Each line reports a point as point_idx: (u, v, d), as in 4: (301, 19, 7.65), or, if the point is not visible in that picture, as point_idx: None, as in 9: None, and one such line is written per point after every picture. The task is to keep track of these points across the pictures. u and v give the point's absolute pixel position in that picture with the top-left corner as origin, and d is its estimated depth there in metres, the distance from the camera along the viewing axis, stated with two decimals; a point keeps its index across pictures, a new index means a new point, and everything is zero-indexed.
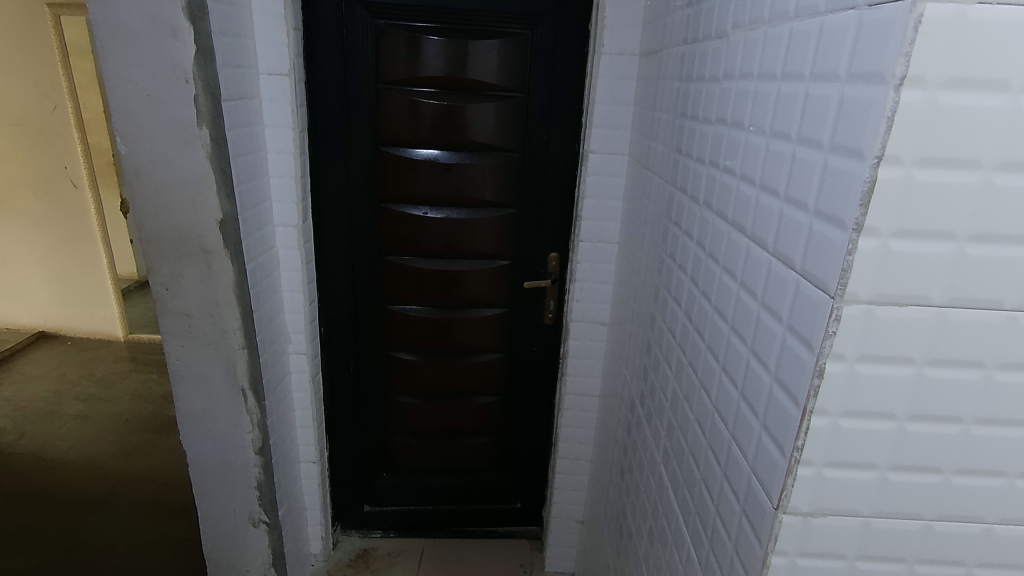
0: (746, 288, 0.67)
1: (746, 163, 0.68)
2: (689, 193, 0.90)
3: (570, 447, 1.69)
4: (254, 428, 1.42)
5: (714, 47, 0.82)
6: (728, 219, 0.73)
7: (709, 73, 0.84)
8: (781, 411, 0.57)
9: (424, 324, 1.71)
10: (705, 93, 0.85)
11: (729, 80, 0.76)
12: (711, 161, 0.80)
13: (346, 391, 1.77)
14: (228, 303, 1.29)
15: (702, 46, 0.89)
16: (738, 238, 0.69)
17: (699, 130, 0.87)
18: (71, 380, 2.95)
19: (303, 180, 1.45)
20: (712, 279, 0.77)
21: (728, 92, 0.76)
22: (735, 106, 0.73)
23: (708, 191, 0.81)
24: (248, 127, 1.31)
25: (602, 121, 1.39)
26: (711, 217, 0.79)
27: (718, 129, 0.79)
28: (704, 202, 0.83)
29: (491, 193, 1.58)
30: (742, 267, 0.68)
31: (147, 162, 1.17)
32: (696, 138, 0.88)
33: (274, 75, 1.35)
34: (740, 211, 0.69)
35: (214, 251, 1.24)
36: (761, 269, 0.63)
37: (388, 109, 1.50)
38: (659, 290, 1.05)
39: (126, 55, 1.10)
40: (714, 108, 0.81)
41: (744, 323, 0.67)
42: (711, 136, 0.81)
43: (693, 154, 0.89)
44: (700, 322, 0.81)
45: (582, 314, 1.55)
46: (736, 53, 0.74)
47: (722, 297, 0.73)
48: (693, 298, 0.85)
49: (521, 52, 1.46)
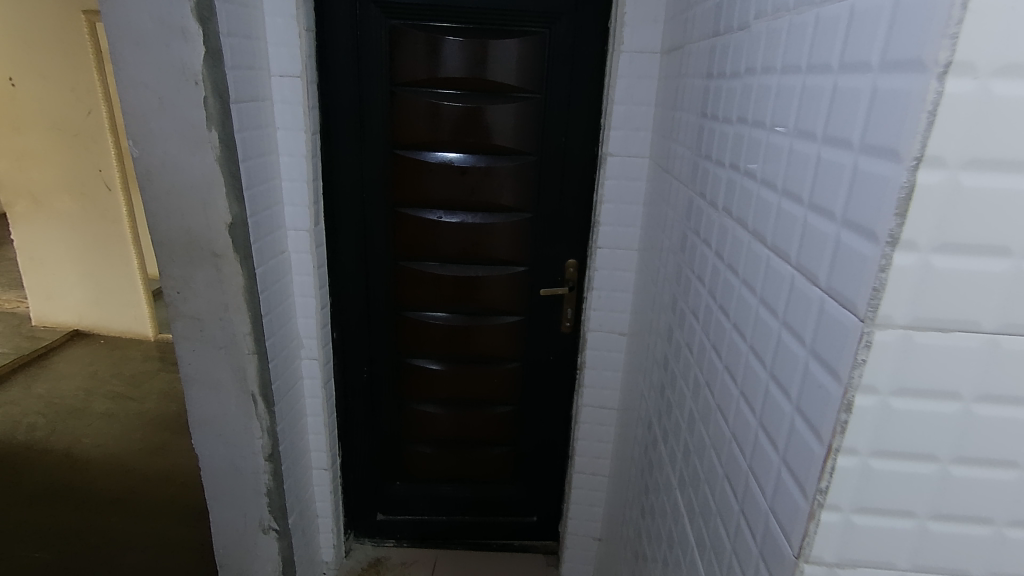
0: (767, 305, 0.60)
1: (768, 164, 0.62)
2: (709, 198, 0.84)
3: (586, 460, 1.62)
4: (264, 433, 1.41)
5: (737, 40, 0.76)
6: (748, 226, 0.67)
7: (730, 69, 0.78)
8: (803, 446, 0.51)
9: (440, 331, 1.67)
10: (727, 89, 0.79)
11: (749, 77, 0.71)
12: (732, 164, 0.74)
13: (360, 397, 1.74)
14: (237, 307, 1.29)
15: (724, 40, 0.82)
16: (759, 248, 0.63)
17: (720, 130, 0.81)
18: (101, 378, 3.01)
19: (315, 183, 1.43)
20: (731, 292, 0.71)
21: (749, 90, 0.70)
22: (757, 104, 0.67)
23: (728, 197, 0.75)
24: (259, 130, 1.30)
25: (621, 122, 1.33)
26: (730, 225, 0.73)
27: (737, 129, 0.74)
28: (723, 208, 0.77)
29: (507, 198, 1.53)
30: (762, 280, 0.62)
31: (159, 165, 1.18)
32: (717, 139, 0.82)
33: (286, 77, 1.33)
34: (760, 218, 0.63)
35: (224, 255, 1.24)
36: (783, 285, 0.57)
37: (404, 111, 1.47)
38: (678, 301, 0.99)
39: (138, 59, 1.10)
40: (736, 107, 0.75)
41: (764, 343, 0.60)
42: (732, 138, 0.75)
43: (714, 158, 0.83)
44: (718, 339, 0.74)
45: (600, 323, 1.48)
46: (758, 46, 0.68)
47: (741, 315, 0.67)
48: (711, 312, 0.78)
49: (538, 52, 1.42)
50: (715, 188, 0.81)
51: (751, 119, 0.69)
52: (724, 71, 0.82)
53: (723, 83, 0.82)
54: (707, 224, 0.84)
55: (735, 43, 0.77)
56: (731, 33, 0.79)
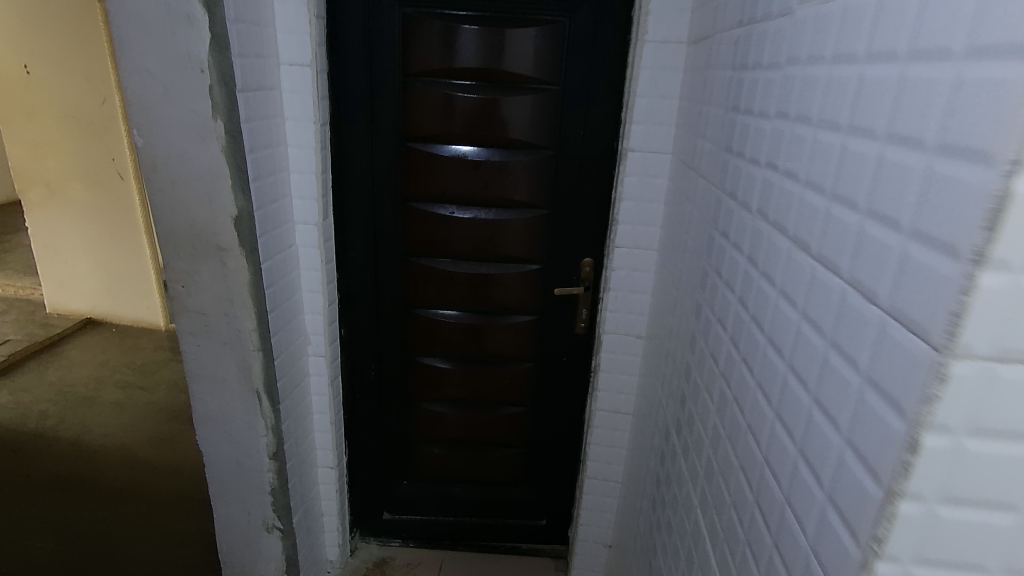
0: (813, 322, 0.57)
1: (816, 165, 0.60)
2: (740, 198, 0.81)
3: (599, 466, 1.57)
4: (268, 432, 1.38)
5: (776, 27, 0.73)
6: (788, 233, 0.65)
7: (768, 60, 0.75)
8: (855, 484, 0.48)
9: (451, 329, 1.62)
10: (764, 81, 0.76)
11: (791, 69, 0.67)
12: (770, 162, 0.71)
13: (367, 395, 1.70)
14: (243, 303, 1.25)
15: (760, 27, 0.79)
16: (803, 259, 0.61)
17: (756, 126, 0.78)
18: (112, 367, 3.01)
19: (324, 176, 1.39)
20: (766, 304, 0.69)
21: (793, 83, 0.67)
22: (801, 97, 0.64)
23: (763, 201, 0.72)
24: (267, 120, 1.25)
25: (644, 116, 1.26)
26: (767, 231, 0.71)
27: (776, 125, 0.71)
28: (757, 211, 0.74)
29: (522, 194, 1.48)
30: (805, 294, 0.60)
31: (164, 155, 1.14)
32: (751, 135, 0.79)
33: (295, 65, 1.29)
34: (805, 226, 0.61)
35: (229, 249, 1.20)
36: (833, 300, 0.54)
37: (417, 102, 1.42)
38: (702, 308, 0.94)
39: (143, 45, 1.06)
40: (774, 100, 0.72)
41: (808, 367, 0.58)
42: (770, 133, 0.72)
43: (747, 155, 0.80)
44: (749, 354, 0.73)
45: (616, 325, 1.43)
46: (803, 34, 0.65)
47: (782, 328, 0.64)
48: (741, 324, 0.76)
49: (557, 41, 1.35)
50: (748, 190, 0.78)
51: (795, 115, 0.66)
52: (761, 62, 0.77)
53: (759, 75, 0.78)
54: (738, 228, 0.81)
55: (775, 31, 0.73)
56: (771, 20, 0.75)
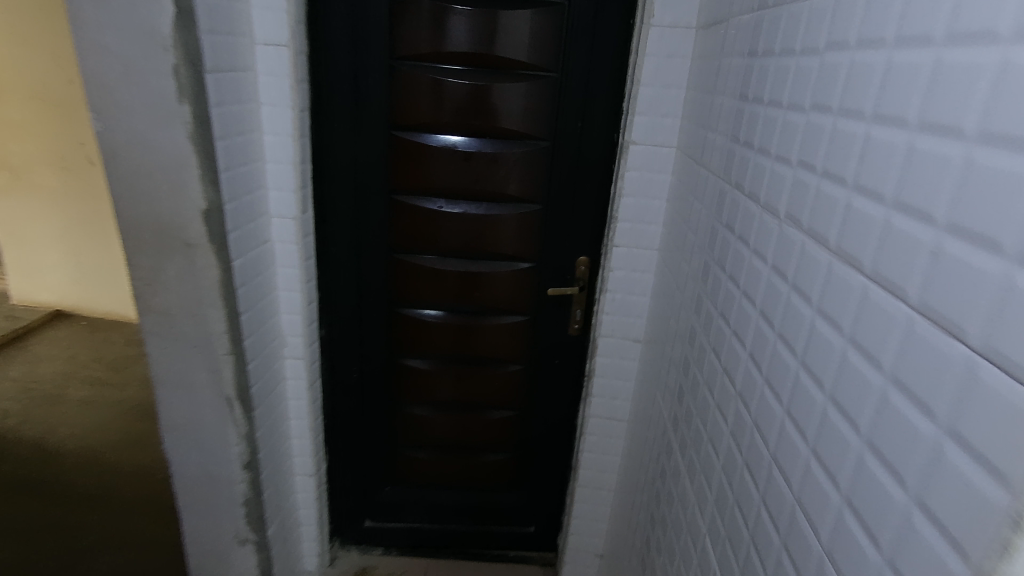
0: (865, 352, 0.51)
1: (870, 166, 0.52)
2: (762, 200, 0.75)
3: (592, 474, 1.51)
4: (241, 441, 1.29)
5: (813, 8, 0.65)
6: (829, 245, 0.58)
7: (800, 46, 0.68)
8: (929, 553, 0.42)
9: (437, 330, 1.54)
10: (794, 69, 0.69)
11: (831, 56, 0.60)
12: (803, 160, 0.65)
13: (348, 398, 1.61)
14: (213, 303, 1.16)
15: (791, 8, 0.71)
16: (851, 276, 0.54)
17: (783, 118, 0.71)
18: (82, 362, 2.88)
19: (303, 166, 1.29)
20: (800, 322, 0.63)
21: (835, 72, 0.60)
22: (848, 87, 0.57)
23: (794, 207, 0.66)
24: (241, 105, 1.15)
25: (648, 108, 1.18)
26: (800, 242, 0.64)
27: (811, 119, 0.64)
28: (786, 215, 0.68)
29: (515, 188, 1.40)
30: (853, 316, 0.53)
31: (125, 141, 1.04)
32: (776, 128, 0.72)
33: (271, 45, 1.18)
34: (853, 237, 0.54)
35: (197, 244, 1.11)
36: (894, 330, 0.47)
37: (404, 88, 1.32)
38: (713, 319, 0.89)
39: (100, 18, 0.95)
40: (809, 90, 0.65)
41: (858, 402, 0.52)
42: (803, 128, 0.65)
43: (771, 151, 0.74)
44: (777, 375, 0.67)
45: (613, 329, 1.35)
46: (851, 15, 0.57)
47: (822, 356, 0.58)
48: (765, 341, 0.70)
49: (555, 25, 1.27)
50: (774, 191, 0.72)
51: (837, 107, 0.59)
52: (792, 48, 0.70)
53: (785, 61, 0.71)
54: (762, 235, 0.74)
55: (809, 13, 0.66)
56: (806, 1, 0.67)
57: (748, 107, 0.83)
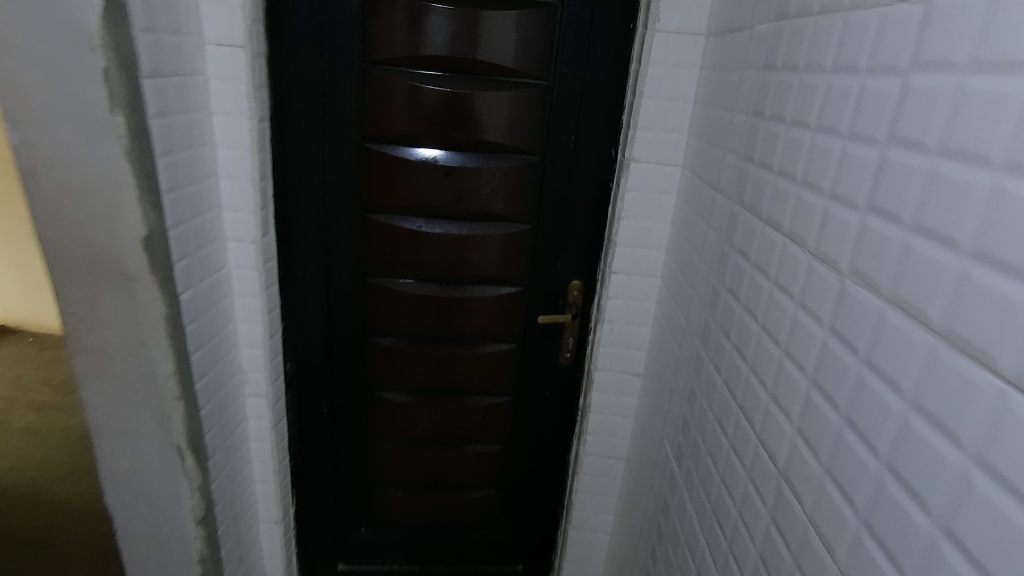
0: (937, 424, 0.44)
1: (935, 209, 0.45)
2: (784, 229, 0.68)
3: (586, 516, 1.39)
4: (194, 494, 1.14)
5: (847, 23, 0.58)
6: (881, 292, 0.51)
7: (832, 63, 0.60)
8: None
9: (416, 360, 1.40)
10: (824, 89, 0.61)
11: (876, 81, 0.53)
12: (835, 193, 0.58)
13: (318, 435, 1.47)
14: (157, 343, 1.00)
15: (818, 22, 0.64)
16: (913, 332, 0.47)
17: (809, 143, 0.64)
18: (26, 385, 2.66)
19: (263, 184, 1.14)
20: (837, 372, 0.56)
21: (883, 97, 0.52)
22: (899, 115, 0.50)
23: (825, 242, 0.59)
24: (188, 115, 1.00)
25: (651, 122, 1.07)
26: (837, 284, 0.57)
27: (847, 150, 0.57)
28: (814, 248, 0.61)
29: (501, 207, 1.27)
30: (917, 379, 0.46)
31: (46, 156, 0.87)
32: (801, 152, 0.65)
33: (224, 46, 1.03)
34: (914, 288, 0.47)
35: (138, 276, 0.95)
36: (979, 402, 0.40)
37: (378, 95, 1.18)
38: (727, 357, 0.81)
39: (10, 9, 0.79)
40: (843, 114, 0.58)
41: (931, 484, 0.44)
42: (834, 156, 0.59)
43: (795, 176, 0.66)
44: (813, 427, 0.60)
45: (610, 361, 1.24)
46: (901, 35, 0.50)
47: (875, 418, 0.51)
48: (796, 390, 0.63)
49: (547, 28, 1.15)
50: (800, 220, 0.64)
51: (886, 137, 0.51)
52: (819, 64, 0.63)
53: (813, 80, 0.64)
54: (788, 269, 0.67)
55: (843, 29, 0.59)
56: (838, 13, 0.60)
57: (765, 126, 0.75)
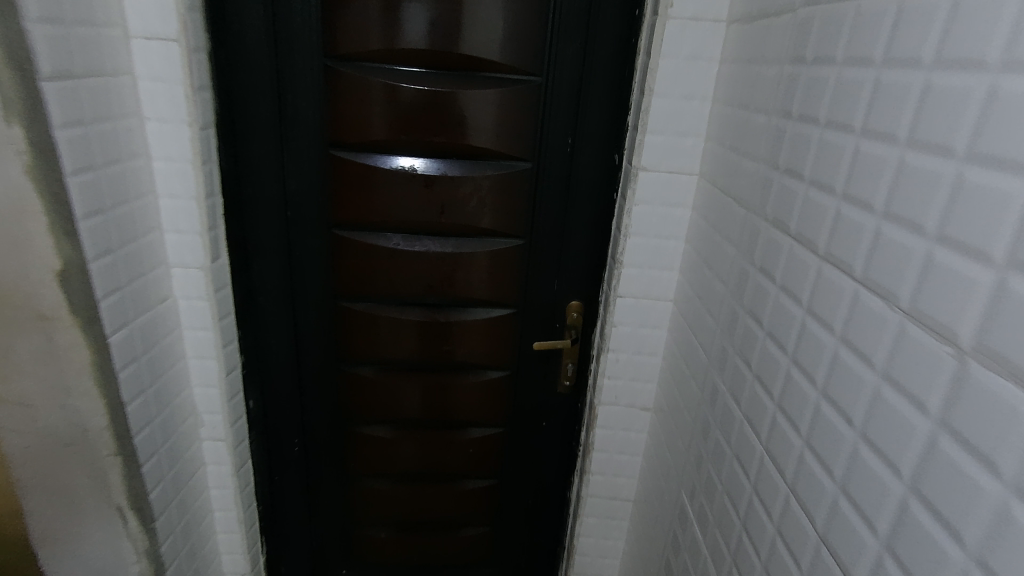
0: None
1: None
2: (823, 250, 0.55)
3: (590, 561, 1.26)
4: (140, 558, 0.98)
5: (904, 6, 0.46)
6: None
7: (883, 56, 0.48)
8: None
9: (398, 391, 1.25)
10: (874, 84, 0.49)
11: (957, 78, 0.40)
12: (890, 212, 0.46)
13: (290, 475, 1.32)
14: (83, 392, 0.83)
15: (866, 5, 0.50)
16: None
17: (854, 149, 0.51)
18: None
19: (211, 202, 0.99)
20: (898, 443, 0.43)
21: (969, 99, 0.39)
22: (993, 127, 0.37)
23: (881, 274, 0.46)
24: (111, 123, 0.84)
25: (662, 125, 0.92)
26: (896, 321, 0.44)
27: (907, 160, 0.44)
28: (863, 275, 0.49)
29: (489, 220, 1.12)
30: None
31: None
32: (843, 160, 0.52)
33: (155, 40, 0.87)
34: None
35: (56, 316, 0.77)
36: None
37: (343, 96, 1.02)
38: (750, 402, 0.68)
39: None
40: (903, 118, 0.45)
41: None
42: (887, 167, 0.46)
43: (836, 189, 0.53)
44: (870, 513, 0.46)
45: (616, 395, 1.10)
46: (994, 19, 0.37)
47: None
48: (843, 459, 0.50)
49: (538, 16, 0.99)
50: (843, 242, 0.52)
51: (965, 150, 0.39)
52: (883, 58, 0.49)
53: (860, 75, 0.51)
54: (824, 296, 0.54)
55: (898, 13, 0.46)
56: None
57: (795, 128, 0.61)
